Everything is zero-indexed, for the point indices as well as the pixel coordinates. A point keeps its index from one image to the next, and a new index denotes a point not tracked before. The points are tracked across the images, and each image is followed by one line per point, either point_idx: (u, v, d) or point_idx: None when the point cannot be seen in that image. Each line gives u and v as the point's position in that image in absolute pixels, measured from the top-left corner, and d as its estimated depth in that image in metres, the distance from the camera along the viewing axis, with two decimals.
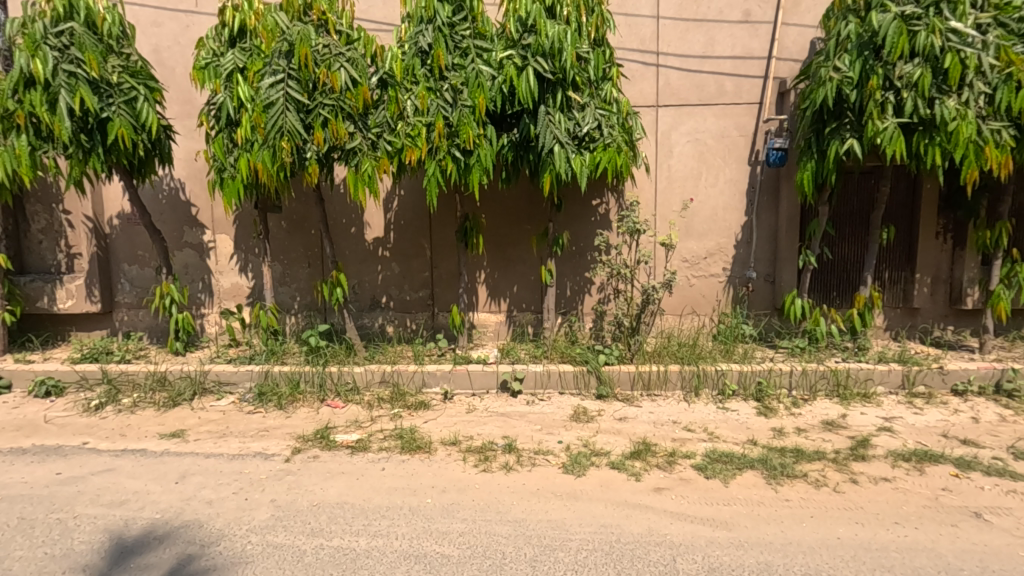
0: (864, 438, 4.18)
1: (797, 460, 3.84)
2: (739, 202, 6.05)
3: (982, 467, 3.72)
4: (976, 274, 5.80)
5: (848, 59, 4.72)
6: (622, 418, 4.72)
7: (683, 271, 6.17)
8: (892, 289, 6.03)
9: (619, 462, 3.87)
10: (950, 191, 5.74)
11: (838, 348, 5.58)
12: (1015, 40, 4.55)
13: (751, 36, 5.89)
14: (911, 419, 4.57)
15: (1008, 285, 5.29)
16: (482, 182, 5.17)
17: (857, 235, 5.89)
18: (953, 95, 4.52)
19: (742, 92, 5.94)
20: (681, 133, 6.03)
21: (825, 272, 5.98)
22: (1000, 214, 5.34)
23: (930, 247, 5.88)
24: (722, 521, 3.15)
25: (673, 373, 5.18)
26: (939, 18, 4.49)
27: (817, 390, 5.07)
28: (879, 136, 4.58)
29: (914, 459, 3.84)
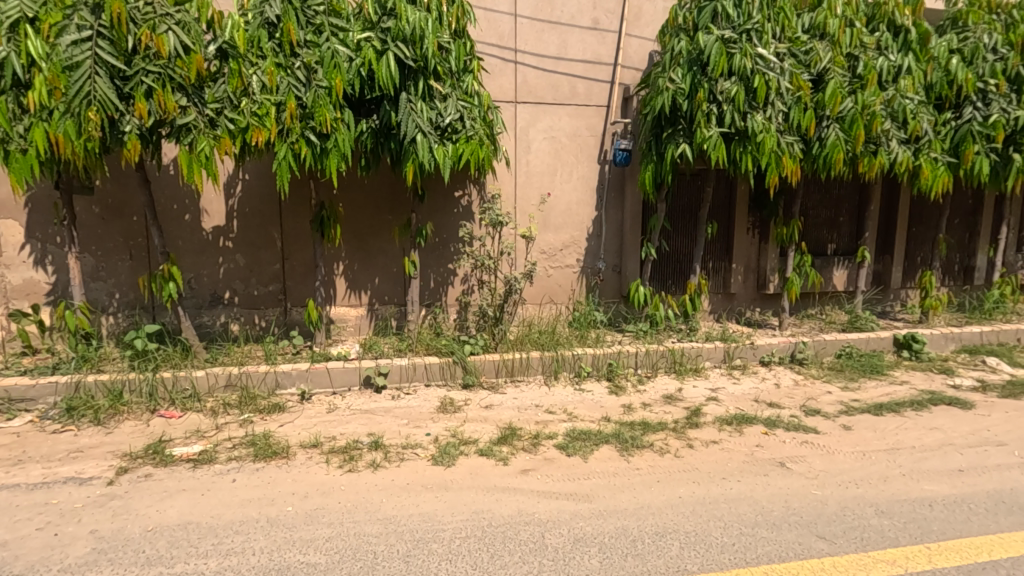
0: (697, 407, 4.78)
1: (644, 432, 4.27)
2: (590, 198, 6.49)
3: (783, 423, 4.47)
4: (776, 264, 6.93)
5: (680, 72, 5.30)
6: (488, 406, 4.83)
7: (541, 262, 6.47)
8: (714, 277, 6.92)
9: (487, 449, 3.95)
10: (757, 193, 6.76)
11: (674, 330, 6.26)
12: (802, 69, 5.47)
13: (599, 43, 6.32)
14: (731, 388, 5.33)
15: (799, 273, 6.42)
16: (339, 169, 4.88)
17: (688, 230, 6.66)
18: (760, 110, 5.29)
19: (592, 95, 6.36)
20: (538, 130, 6.29)
21: (663, 262, 6.67)
22: (793, 213, 6.41)
23: (743, 241, 6.87)
24: (584, 494, 3.38)
25: (535, 359, 5.43)
26: (750, 43, 5.21)
27: (658, 367, 5.67)
28: (706, 142, 5.22)
29: (735, 422, 4.48)
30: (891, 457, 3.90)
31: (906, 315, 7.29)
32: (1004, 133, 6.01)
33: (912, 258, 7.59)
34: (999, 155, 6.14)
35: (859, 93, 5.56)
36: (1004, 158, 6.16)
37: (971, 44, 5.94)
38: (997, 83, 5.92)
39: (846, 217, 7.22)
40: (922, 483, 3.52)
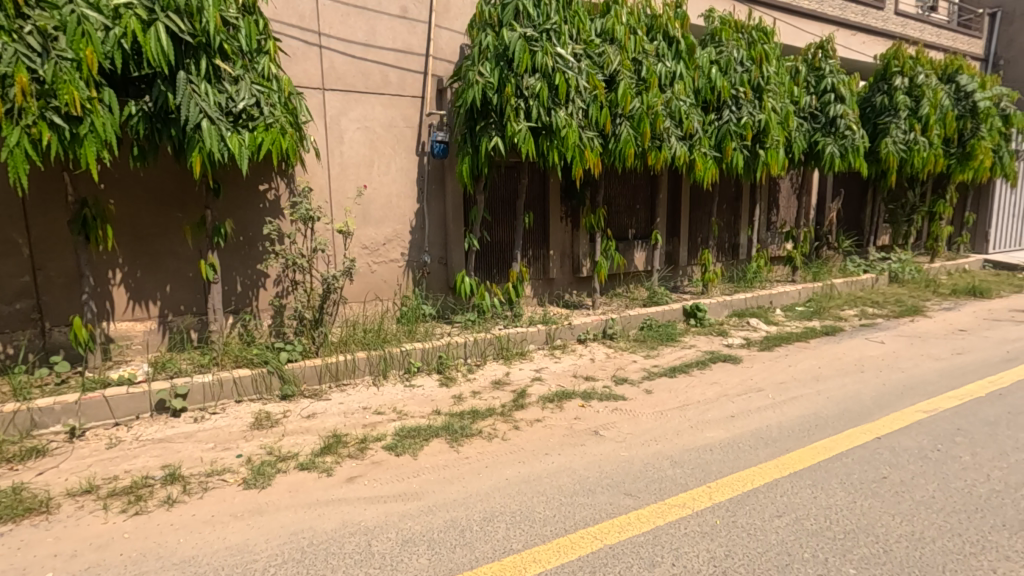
0: (522, 389, 5.01)
1: (473, 420, 4.35)
2: (410, 190, 6.38)
3: (597, 395, 4.90)
4: (587, 249, 7.59)
5: (489, 66, 5.44)
6: (310, 415, 4.50)
7: (363, 257, 6.20)
8: (535, 264, 7.31)
9: (308, 461, 3.68)
10: (567, 184, 7.30)
11: (500, 317, 6.49)
12: (597, 70, 6.00)
13: (409, 32, 6.21)
14: (553, 367, 5.69)
15: (606, 256, 7.08)
16: (102, 159, 4.08)
17: (507, 220, 6.94)
18: (563, 107, 5.67)
19: (405, 85, 6.23)
20: (350, 120, 5.98)
21: (486, 252, 6.86)
22: (598, 203, 7.04)
23: (557, 229, 7.38)
24: (413, 493, 3.32)
25: (361, 360, 5.20)
26: (549, 43, 5.55)
27: (486, 355, 5.83)
28: (516, 136, 5.43)
29: (556, 399, 4.79)
30: (682, 413, 4.49)
31: (691, 288, 8.51)
32: (752, 132, 7.22)
33: (694, 239, 8.86)
34: (750, 151, 7.39)
35: (644, 94, 6.26)
36: (753, 154, 7.42)
37: (725, 57, 7.04)
38: (745, 91, 7.11)
39: (642, 204, 8.15)
40: (705, 431, 4.12)
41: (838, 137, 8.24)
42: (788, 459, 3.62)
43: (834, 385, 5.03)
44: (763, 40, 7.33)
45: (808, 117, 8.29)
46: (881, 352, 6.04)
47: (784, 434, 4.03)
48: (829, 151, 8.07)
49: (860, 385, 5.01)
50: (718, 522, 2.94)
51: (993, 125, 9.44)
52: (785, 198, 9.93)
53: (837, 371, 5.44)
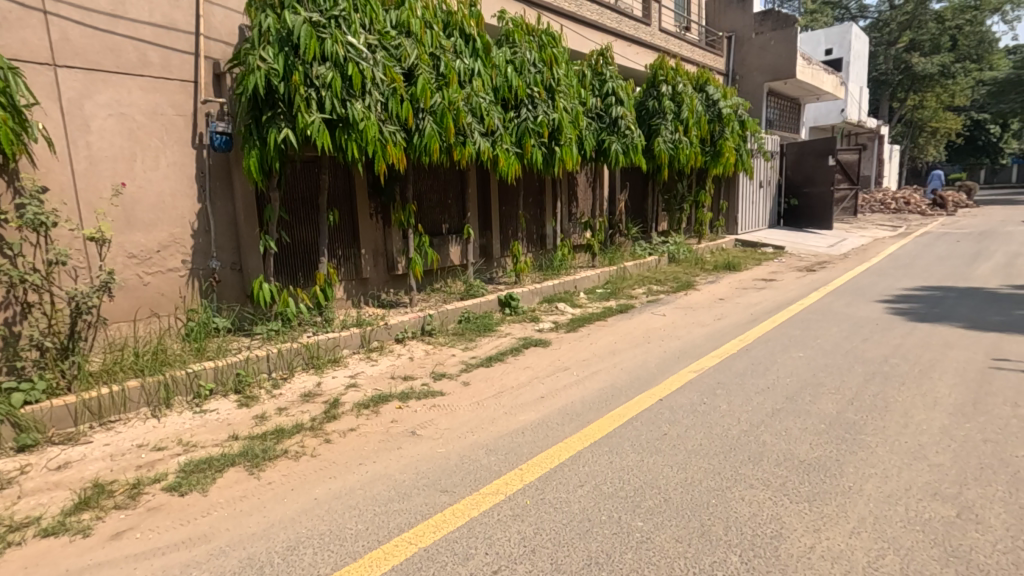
0: (335, 399, 4.71)
1: (277, 440, 3.95)
2: (188, 188, 5.55)
3: (415, 394, 4.82)
4: (400, 246, 7.45)
5: (271, 51, 4.97)
6: (62, 465, 3.67)
7: (130, 268, 5.24)
8: (346, 264, 6.95)
9: (56, 525, 2.98)
10: (373, 180, 7.06)
11: (309, 324, 6.03)
12: (394, 62, 5.87)
13: (171, 6, 5.37)
14: (369, 371, 5.46)
15: (420, 252, 6.99)
16: None
17: (310, 219, 6.47)
18: (359, 99, 5.42)
19: (171, 67, 5.39)
20: (97, 104, 4.97)
21: (288, 255, 6.31)
22: (408, 198, 6.93)
23: (367, 227, 7.10)
24: (200, 537, 2.88)
25: (133, 390, 4.40)
26: (339, 30, 5.26)
27: (294, 366, 5.36)
28: (309, 128, 5.04)
29: (372, 404, 4.60)
30: (497, 401, 4.63)
31: (506, 279, 8.88)
32: (549, 130, 7.74)
33: (505, 231, 9.26)
34: (547, 148, 7.91)
35: (445, 89, 6.29)
36: (551, 150, 7.96)
37: (519, 57, 7.41)
38: (539, 91, 7.57)
39: (453, 199, 8.26)
40: (517, 416, 4.30)
41: (620, 136, 9.24)
42: (589, 430, 3.95)
43: (627, 357, 5.64)
44: (551, 44, 7.87)
45: (595, 117, 9.16)
46: (663, 323, 6.97)
47: (587, 407, 4.39)
48: (614, 148, 9.00)
49: (647, 355, 5.70)
50: (527, 502, 3.08)
51: (733, 128, 11.46)
52: (582, 191, 10.90)
53: (629, 344, 6.12)
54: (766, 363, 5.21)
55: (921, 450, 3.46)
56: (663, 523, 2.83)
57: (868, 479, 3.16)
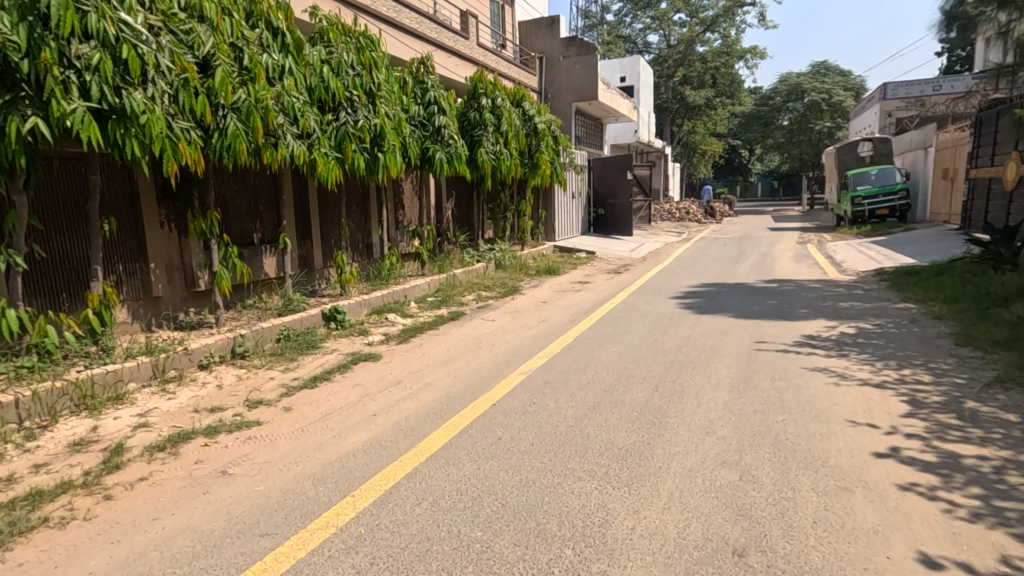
0: (118, 444, 3.92)
1: (34, 508, 3.14)
2: None
3: (225, 427, 4.24)
4: (201, 259, 6.53)
5: None
6: None
7: None
8: (129, 281, 5.87)
9: None
10: (163, 183, 6.09)
11: (79, 356, 5.00)
12: (183, 49, 5.14)
13: None
14: (165, 405, 4.66)
15: (226, 265, 6.19)
16: None
17: (76, 228, 5.34)
18: (138, 87, 4.62)
19: None
20: None
21: (46, 272, 5.13)
22: (209, 204, 6.10)
23: (157, 237, 6.10)
24: None
25: None
26: (107, 5, 4.43)
27: (58, 410, 4.36)
28: (68, 118, 4.14)
29: (168, 446, 3.92)
30: (324, 424, 4.29)
31: (330, 291, 8.34)
32: (370, 135, 7.47)
33: (327, 240, 8.70)
34: (369, 154, 7.62)
35: (250, 85, 5.69)
36: (373, 156, 7.69)
37: (336, 58, 7.03)
38: (358, 95, 7.27)
39: (265, 206, 7.51)
40: (348, 438, 4.02)
41: (444, 144, 9.32)
42: (425, 444, 3.85)
43: (460, 365, 5.66)
44: (370, 47, 7.60)
45: (418, 125, 9.09)
46: (493, 328, 7.16)
47: (422, 421, 4.29)
48: (439, 157, 9.04)
49: (479, 361, 5.79)
50: (362, 531, 2.88)
51: (548, 142, 12.31)
52: (409, 199, 10.75)
53: (462, 351, 6.15)
54: (586, 360, 5.64)
55: (710, 425, 4.03)
56: (502, 529, 2.86)
57: (673, 457, 3.58)
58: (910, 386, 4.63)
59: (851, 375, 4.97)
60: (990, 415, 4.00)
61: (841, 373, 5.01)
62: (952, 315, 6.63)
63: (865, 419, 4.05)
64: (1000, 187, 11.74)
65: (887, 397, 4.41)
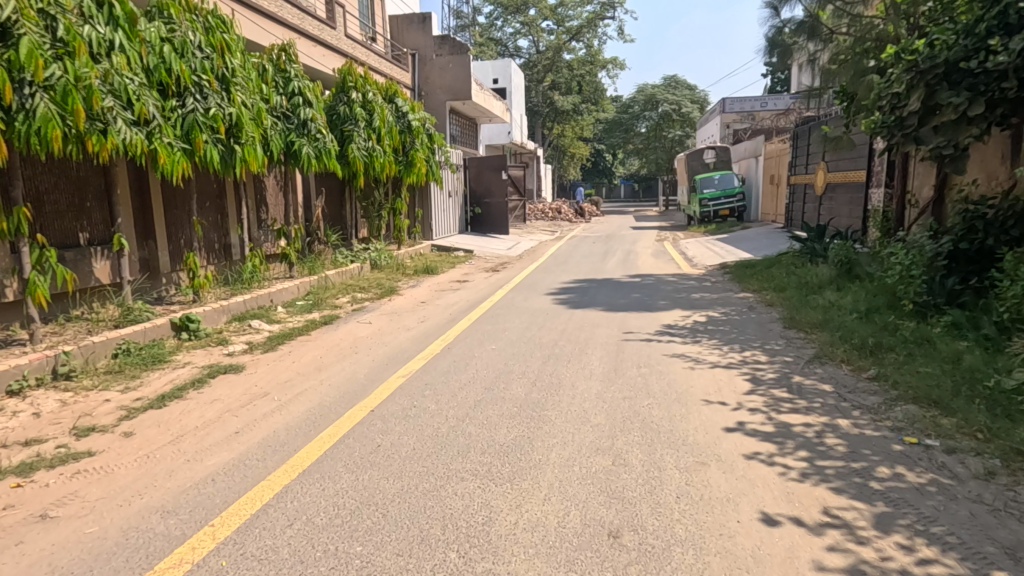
0: None
1: None
2: None
3: (45, 462, 3.59)
4: (8, 264, 5.50)
5: None
6: None
7: None
8: None
9: None
10: None
11: None
12: None
13: None
14: None
15: (41, 271, 5.24)
16: None
17: None
18: None
19: None
20: None
21: None
22: (15, 199, 5.12)
23: None
24: None
25: None
26: None
27: None
28: None
29: None
30: (176, 448, 3.81)
31: (180, 297, 7.45)
32: (225, 126, 6.77)
33: (176, 241, 7.77)
34: (224, 145, 6.91)
35: (67, 61, 4.89)
36: (229, 148, 7.00)
37: (180, 37, 6.27)
38: (209, 80, 6.56)
39: (93, 202, 6.50)
40: (205, 461, 3.61)
41: (311, 138, 8.77)
42: (297, 459, 3.59)
43: (335, 371, 5.36)
44: (221, 28, 6.90)
45: (281, 117, 8.45)
46: (369, 331, 6.89)
47: (292, 434, 3.98)
48: (305, 151, 8.47)
49: (355, 366, 5.52)
50: (223, 564, 2.60)
51: (422, 140, 12.14)
52: (272, 196, 9.96)
53: (336, 357, 5.83)
54: (466, 360, 5.63)
55: (585, 415, 4.24)
56: (383, 540, 2.75)
57: (552, 448, 3.70)
58: (751, 366, 5.24)
59: (704, 359, 5.51)
60: (812, 387, 4.67)
61: (696, 358, 5.53)
62: (781, 302, 7.64)
63: (716, 398, 4.51)
64: (813, 191, 13.78)
65: (733, 377, 4.97)
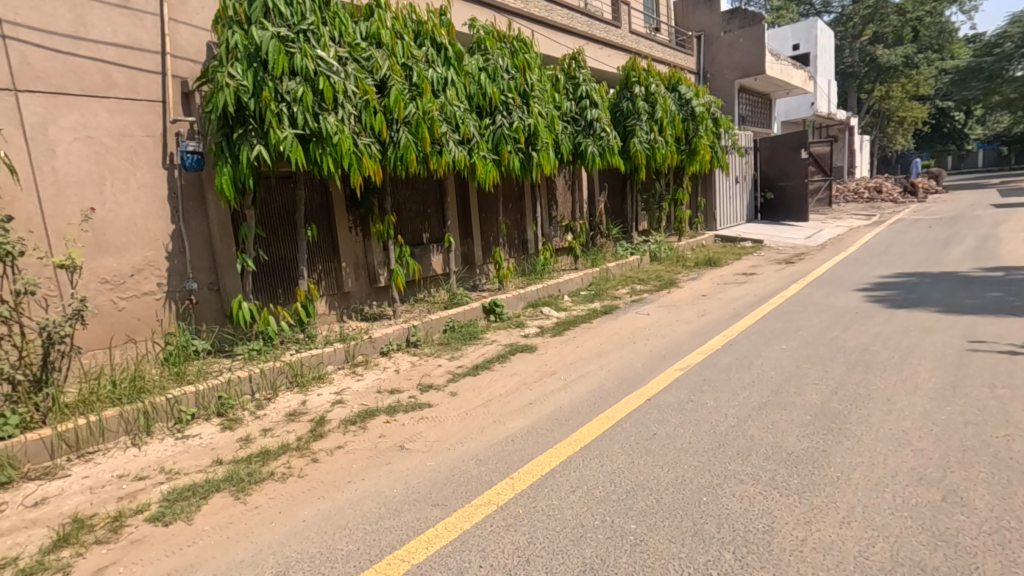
0: (321, 416, 4.66)
1: (263, 462, 3.91)
2: (160, 209, 5.45)
3: (402, 407, 4.78)
4: (381, 258, 7.46)
5: (240, 68, 4.99)
6: (38, 501, 3.56)
7: (103, 294, 5.12)
8: (327, 279, 6.93)
9: (35, 564, 2.91)
10: (351, 194, 7.06)
11: (291, 341, 5.94)
12: (366, 74, 5.93)
13: (135, 26, 5.31)
14: (356, 386, 5.39)
15: (400, 263, 6.92)
16: None
17: (286, 235, 6.45)
18: (331, 112, 5.45)
19: (138, 87, 5.32)
20: (62, 129, 4.88)
21: (266, 272, 6.29)
22: (386, 209, 6.85)
23: (347, 239, 7.11)
24: (186, 567, 2.85)
25: (112, 420, 4.30)
26: (308, 44, 5.29)
27: (278, 386, 5.28)
28: (281, 144, 5.07)
29: (359, 420, 4.56)
30: (486, 409, 4.61)
31: (489, 285, 8.85)
32: (525, 135, 7.73)
33: (487, 238, 9.26)
34: (524, 153, 7.91)
35: (418, 99, 6.29)
36: (528, 155, 7.97)
37: (492, 64, 7.41)
38: (513, 97, 7.58)
39: (432, 209, 8.23)
40: (506, 424, 4.27)
41: (596, 138, 9.29)
42: (580, 434, 3.95)
43: (613, 358, 5.65)
44: (523, 49, 7.89)
45: (571, 121, 9.19)
46: (648, 322, 7.00)
47: (576, 412, 4.38)
48: (591, 151, 9.04)
49: (633, 355, 5.71)
50: (520, 511, 3.06)
51: (707, 126, 11.59)
52: (562, 195, 10.95)
53: (615, 345, 6.14)
54: (751, 358, 5.26)
55: (904, 436, 3.52)
56: (656, 523, 2.84)
57: (854, 467, 3.21)
58: None
59: None
60: None
61: None
62: None
63: None
64: None
65: None
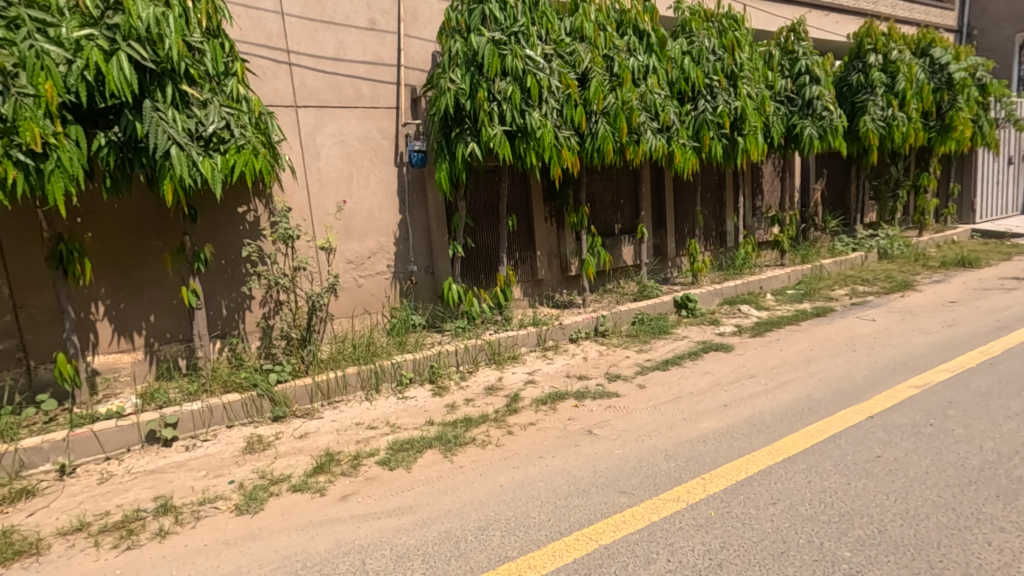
0: (515, 393, 5.01)
1: (467, 428, 4.36)
2: (391, 201, 6.36)
3: (590, 393, 4.89)
4: (573, 248, 7.68)
5: (459, 73, 5.54)
6: (302, 435, 4.48)
7: (348, 272, 6.17)
8: (523, 266, 7.37)
9: (301, 483, 3.68)
10: (548, 186, 7.37)
11: (491, 321, 6.45)
12: (569, 69, 6.12)
13: (379, 44, 6.23)
14: (546, 368, 5.67)
15: (592, 253, 7.03)
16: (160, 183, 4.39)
17: (490, 225, 7.01)
18: (536, 107, 5.75)
19: (379, 96, 6.24)
20: (325, 135, 5.97)
21: (472, 258, 6.93)
22: (580, 200, 7.01)
23: (543, 229, 7.46)
24: (407, 506, 3.34)
25: (352, 376, 5.19)
26: (518, 45, 5.64)
27: (478, 361, 5.81)
28: (491, 141, 5.52)
29: (549, 400, 4.80)
30: (676, 405, 4.49)
31: (681, 279, 8.51)
32: (730, 119, 7.21)
33: (681, 229, 8.90)
34: (728, 139, 7.38)
35: (618, 89, 6.28)
36: (733, 141, 7.42)
37: (697, 46, 7.04)
38: (719, 79, 7.10)
39: (625, 199, 8.18)
40: (698, 423, 4.10)
41: (816, 118, 8.24)
42: (783, 445, 3.61)
43: (827, 366, 5.02)
44: (733, 27, 7.33)
45: (785, 100, 8.29)
46: (872, 329, 6.06)
47: (778, 420, 4.01)
48: (808, 133, 8.06)
49: (852, 365, 5.00)
50: (712, 513, 2.94)
51: (969, 95, 9.47)
52: (769, 183, 9.98)
53: (829, 352, 5.44)
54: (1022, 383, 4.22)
55: None
56: (879, 557, 2.49)
57: None
58: None
59: None
60: None
61: None
62: None
63: None
64: None
65: None
